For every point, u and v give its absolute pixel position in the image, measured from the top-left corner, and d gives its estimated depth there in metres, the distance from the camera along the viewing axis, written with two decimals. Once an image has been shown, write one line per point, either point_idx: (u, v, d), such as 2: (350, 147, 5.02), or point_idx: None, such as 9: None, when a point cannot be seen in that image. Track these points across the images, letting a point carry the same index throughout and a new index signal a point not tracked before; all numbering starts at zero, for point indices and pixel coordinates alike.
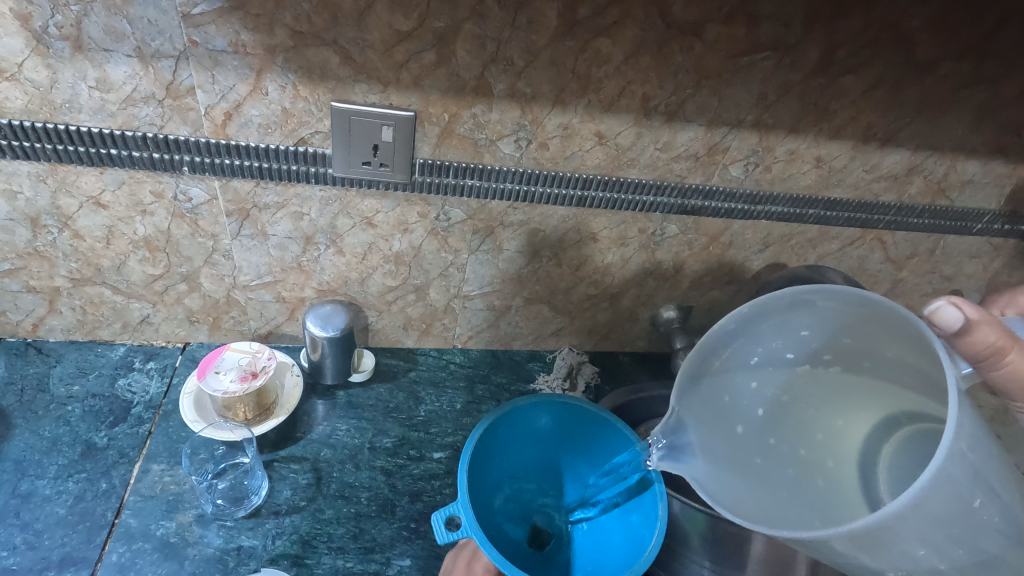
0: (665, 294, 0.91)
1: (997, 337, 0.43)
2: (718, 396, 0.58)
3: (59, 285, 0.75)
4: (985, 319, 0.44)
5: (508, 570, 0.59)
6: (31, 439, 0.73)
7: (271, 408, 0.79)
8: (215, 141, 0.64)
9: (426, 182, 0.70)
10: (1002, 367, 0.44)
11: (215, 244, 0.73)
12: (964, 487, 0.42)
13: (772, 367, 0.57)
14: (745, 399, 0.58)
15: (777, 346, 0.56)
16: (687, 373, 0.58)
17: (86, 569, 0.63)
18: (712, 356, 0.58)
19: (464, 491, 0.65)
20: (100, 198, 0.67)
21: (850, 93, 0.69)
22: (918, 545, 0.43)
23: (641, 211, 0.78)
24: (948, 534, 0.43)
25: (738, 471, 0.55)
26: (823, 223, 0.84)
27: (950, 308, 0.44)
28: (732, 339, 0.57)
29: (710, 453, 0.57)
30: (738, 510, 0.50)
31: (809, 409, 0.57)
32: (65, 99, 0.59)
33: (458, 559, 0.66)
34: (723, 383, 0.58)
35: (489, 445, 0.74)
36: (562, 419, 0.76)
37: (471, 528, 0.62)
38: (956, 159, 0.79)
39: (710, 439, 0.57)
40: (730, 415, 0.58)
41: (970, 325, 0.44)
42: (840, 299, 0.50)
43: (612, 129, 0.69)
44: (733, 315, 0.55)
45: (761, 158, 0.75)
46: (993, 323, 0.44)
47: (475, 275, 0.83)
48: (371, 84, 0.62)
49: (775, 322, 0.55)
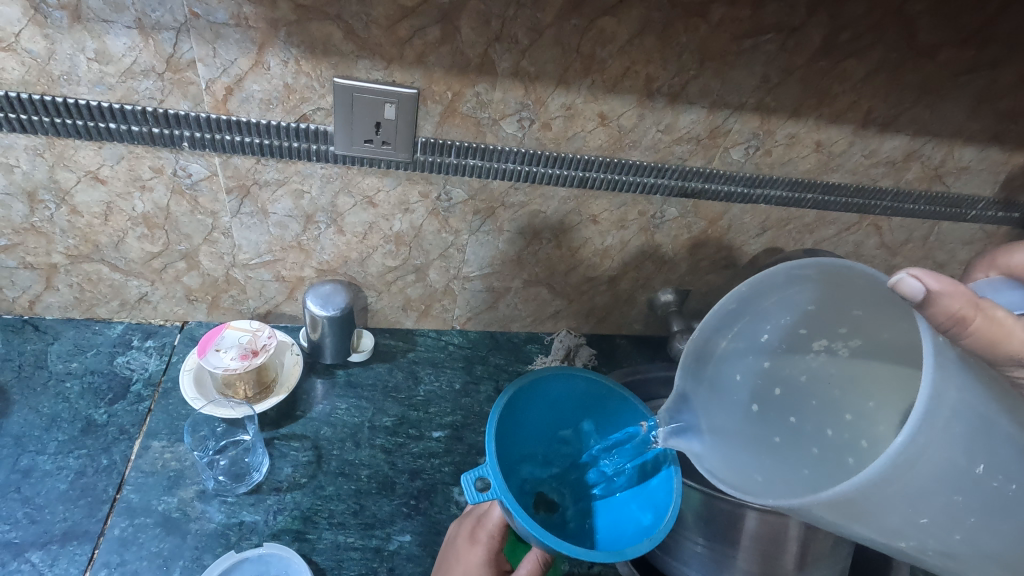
0: (663, 277, 0.92)
1: (961, 305, 0.40)
2: (729, 375, 0.60)
3: (57, 262, 0.74)
4: (950, 289, 0.40)
5: (542, 536, 0.56)
6: (30, 416, 0.73)
7: (271, 386, 0.79)
8: (216, 117, 0.63)
9: (427, 162, 0.70)
10: (968, 335, 0.40)
11: (214, 221, 0.73)
12: (956, 456, 0.43)
13: (784, 344, 0.58)
14: (760, 378, 0.59)
15: (787, 323, 0.57)
16: (691, 354, 0.59)
17: (89, 543, 0.64)
18: (718, 337, 0.59)
19: (494, 454, 0.61)
20: (99, 173, 0.66)
21: (852, 77, 0.70)
22: (918, 514, 0.44)
23: (641, 193, 0.78)
24: (948, 502, 0.44)
25: (754, 450, 0.56)
26: (821, 208, 0.84)
27: (912, 279, 0.40)
28: (737, 318, 0.58)
29: (715, 429, 0.58)
30: (742, 484, 0.51)
31: (833, 388, 0.56)
32: (63, 71, 0.58)
33: (461, 528, 0.67)
34: (734, 362, 0.60)
35: (510, 412, 0.70)
36: (583, 392, 0.74)
37: (501, 489, 0.58)
38: (953, 146, 0.79)
39: (720, 417, 0.58)
40: (744, 395, 0.59)
41: (932, 297, 0.40)
42: (838, 274, 0.50)
43: (614, 110, 0.69)
44: (733, 294, 0.56)
45: (761, 142, 0.75)
46: (958, 292, 0.40)
47: (474, 256, 0.83)
48: (374, 60, 0.61)
49: (778, 299, 0.56)
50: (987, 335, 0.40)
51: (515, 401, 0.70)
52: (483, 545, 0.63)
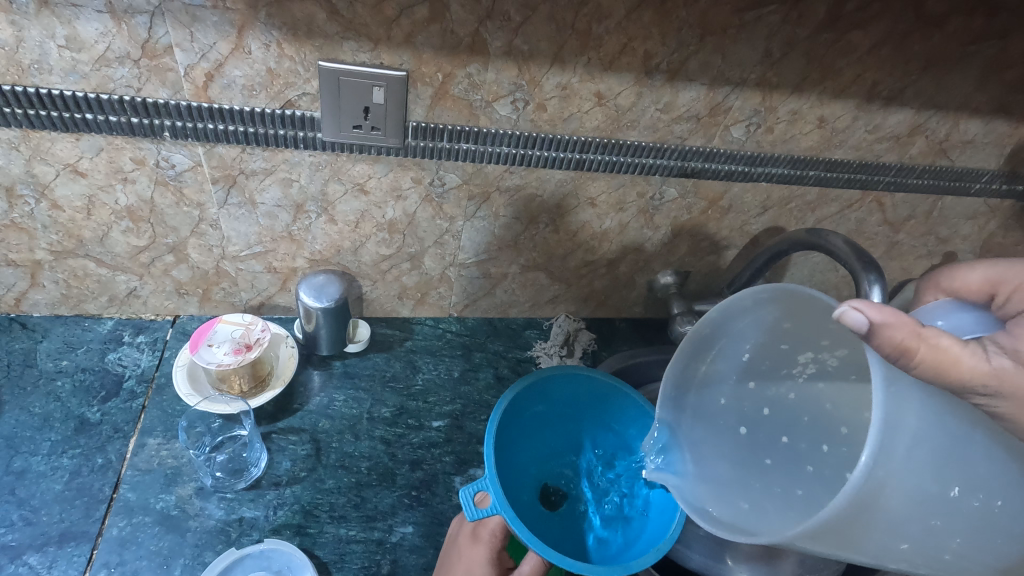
0: (663, 259, 0.90)
1: (904, 336, 0.39)
2: (713, 399, 0.61)
3: (41, 258, 0.72)
4: (890, 320, 0.39)
5: (547, 553, 0.55)
6: (21, 416, 0.71)
7: (266, 379, 0.77)
8: (197, 105, 0.60)
9: (420, 146, 0.68)
10: (916, 365, 0.40)
11: (201, 213, 0.71)
12: (926, 484, 0.42)
13: (770, 360, 0.57)
14: (745, 399, 0.59)
15: (767, 340, 0.56)
16: (672, 381, 0.62)
17: (87, 544, 0.63)
18: (697, 361, 0.61)
19: (493, 467, 0.60)
20: (78, 166, 0.64)
21: (857, 49, 0.67)
22: (897, 540, 0.44)
23: (640, 174, 0.76)
24: (926, 527, 0.43)
25: (741, 475, 0.56)
26: (823, 185, 0.83)
27: (853, 311, 0.39)
28: (712, 342, 0.60)
29: (701, 457, 0.60)
30: (721, 513, 0.53)
31: (825, 402, 0.52)
32: (33, 60, 0.55)
33: (463, 527, 0.66)
34: (715, 386, 0.61)
35: (507, 421, 0.69)
36: (581, 389, 0.72)
37: (501, 506, 0.58)
38: (959, 118, 0.77)
39: (706, 443, 0.60)
40: (731, 418, 0.60)
41: (875, 329, 0.39)
42: (794, 295, 0.51)
43: (612, 88, 0.66)
44: (706, 321, 0.58)
45: (763, 119, 0.73)
46: (899, 321, 0.39)
47: (470, 242, 0.81)
48: (360, 41, 0.58)
49: (751, 321, 0.56)
50: (935, 363, 0.39)
51: (512, 407, 0.69)
52: (485, 545, 0.63)
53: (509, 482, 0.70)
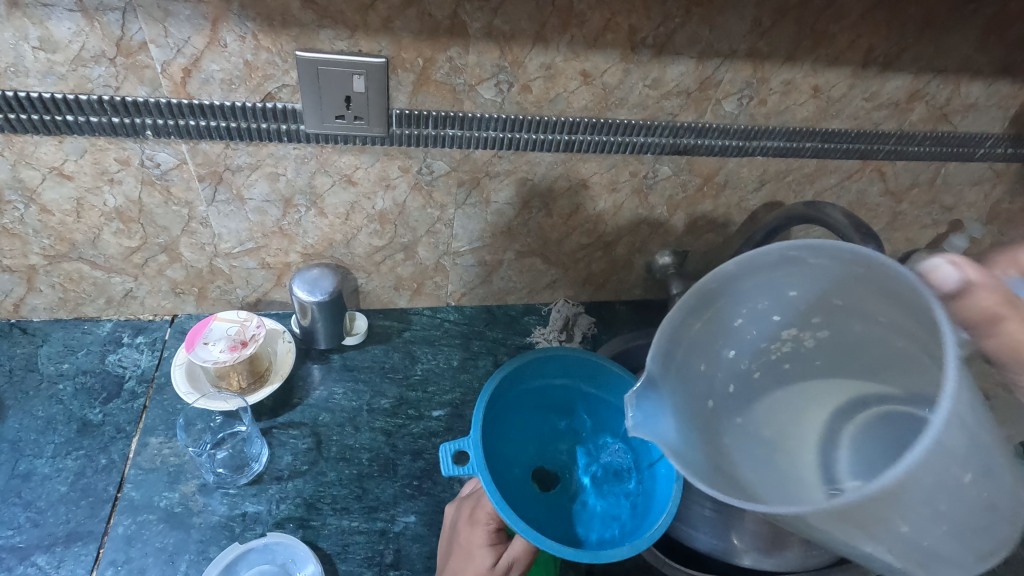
0: (661, 240, 0.89)
1: (991, 301, 0.46)
2: (695, 365, 0.55)
3: (35, 263, 0.73)
4: (982, 283, 0.47)
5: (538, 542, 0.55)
6: (25, 420, 0.72)
7: (265, 375, 0.77)
8: (177, 102, 0.60)
9: (405, 135, 0.67)
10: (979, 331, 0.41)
11: (191, 211, 0.70)
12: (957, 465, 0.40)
13: (755, 329, 0.56)
14: (720, 371, 0.57)
15: (763, 307, 0.54)
16: (670, 332, 0.53)
17: (93, 544, 0.63)
18: (694, 318, 0.53)
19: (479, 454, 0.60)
20: (64, 168, 0.64)
21: (850, 14, 0.65)
22: (905, 524, 0.41)
23: (631, 153, 0.75)
24: (935, 512, 0.41)
25: (709, 447, 0.53)
26: (821, 157, 0.81)
27: (946, 268, 0.47)
28: (715, 299, 0.53)
29: (681, 423, 0.52)
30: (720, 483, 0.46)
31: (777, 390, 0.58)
32: (9, 63, 0.55)
33: (461, 512, 0.65)
34: (703, 348, 0.55)
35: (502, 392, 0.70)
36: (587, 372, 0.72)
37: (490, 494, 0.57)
38: (960, 82, 0.75)
39: (684, 410, 0.54)
40: (704, 388, 0.56)
41: (963, 288, 0.47)
42: (830, 254, 0.47)
43: (598, 67, 0.65)
44: (717, 273, 0.51)
45: (756, 91, 0.71)
46: (990, 288, 0.47)
47: (463, 230, 0.81)
48: (337, 29, 0.57)
49: (761, 281, 0.52)
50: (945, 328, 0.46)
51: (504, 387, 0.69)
52: (482, 526, 0.62)
53: (499, 456, 0.70)
